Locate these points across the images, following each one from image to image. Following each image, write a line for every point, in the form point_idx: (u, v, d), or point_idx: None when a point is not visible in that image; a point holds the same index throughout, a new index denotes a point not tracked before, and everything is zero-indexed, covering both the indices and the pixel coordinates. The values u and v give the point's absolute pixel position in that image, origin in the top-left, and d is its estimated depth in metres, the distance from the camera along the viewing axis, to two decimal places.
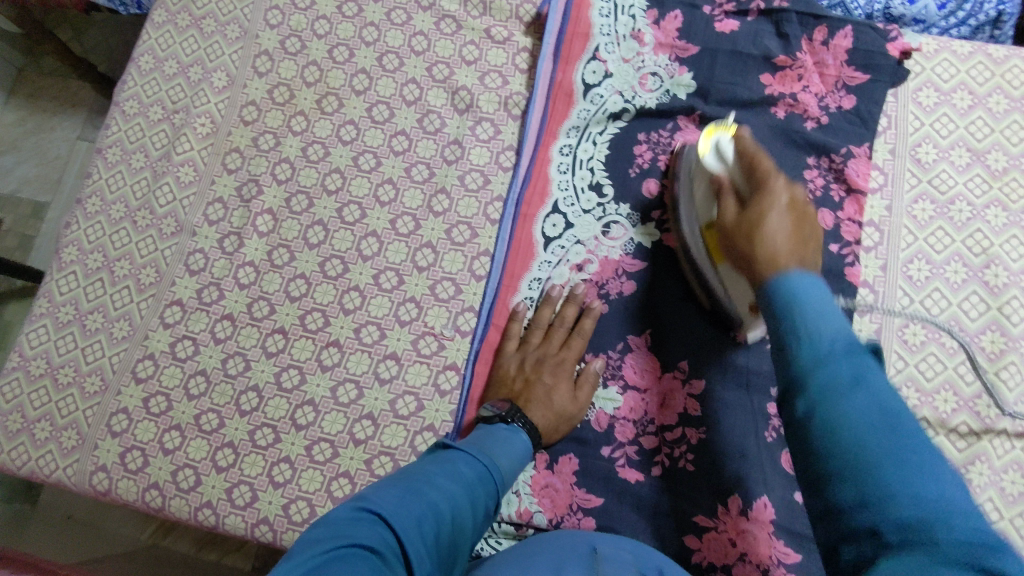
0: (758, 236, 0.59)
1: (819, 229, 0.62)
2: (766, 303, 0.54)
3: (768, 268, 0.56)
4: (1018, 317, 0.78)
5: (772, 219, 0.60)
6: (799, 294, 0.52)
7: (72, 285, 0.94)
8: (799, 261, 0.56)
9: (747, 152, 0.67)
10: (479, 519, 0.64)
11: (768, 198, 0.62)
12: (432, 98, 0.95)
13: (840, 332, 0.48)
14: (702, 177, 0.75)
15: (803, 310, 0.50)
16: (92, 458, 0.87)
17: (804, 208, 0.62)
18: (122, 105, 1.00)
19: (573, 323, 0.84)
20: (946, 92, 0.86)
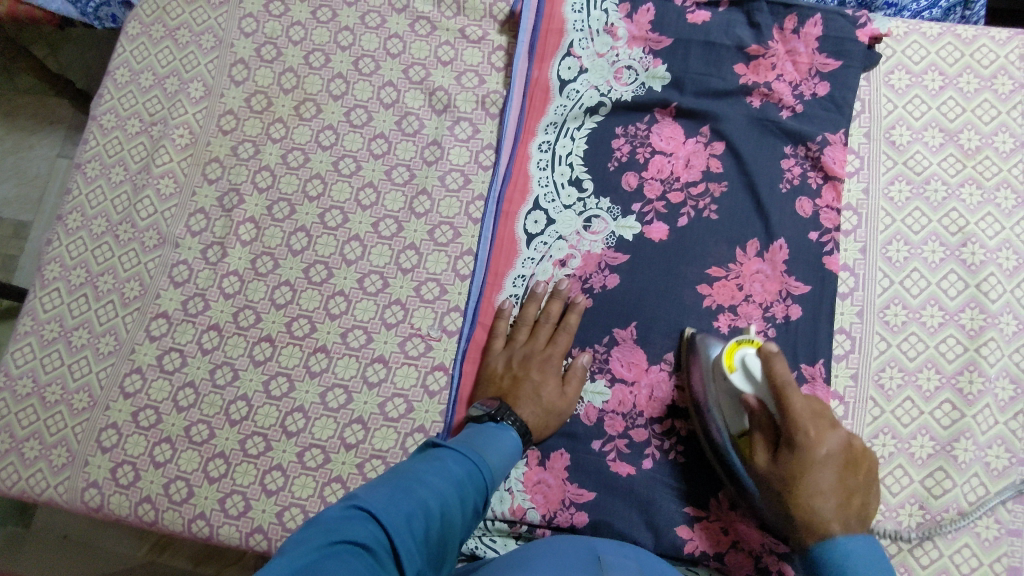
0: (817, 524, 0.63)
1: (863, 467, 0.66)
2: (814, 561, 0.63)
3: (813, 535, 0.63)
4: (997, 293, 0.79)
5: (821, 481, 0.63)
6: (847, 555, 0.61)
7: (55, 302, 0.93)
8: (844, 526, 0.63)
9: (774, 378, 0.65)
10: (469, 516, 0.64)
11: (808, 455, 0.63)
12: (410, 100, 0.95)
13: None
14: (721, 386, 0.71)
15: (852, 564, 0.61)
16: (83, 475, 0.86)
17: (847, 447, 0.65)
18: (99, 120, 1.00)
19: (558, 319, 0.84)
20: (918, 74, 0.87)
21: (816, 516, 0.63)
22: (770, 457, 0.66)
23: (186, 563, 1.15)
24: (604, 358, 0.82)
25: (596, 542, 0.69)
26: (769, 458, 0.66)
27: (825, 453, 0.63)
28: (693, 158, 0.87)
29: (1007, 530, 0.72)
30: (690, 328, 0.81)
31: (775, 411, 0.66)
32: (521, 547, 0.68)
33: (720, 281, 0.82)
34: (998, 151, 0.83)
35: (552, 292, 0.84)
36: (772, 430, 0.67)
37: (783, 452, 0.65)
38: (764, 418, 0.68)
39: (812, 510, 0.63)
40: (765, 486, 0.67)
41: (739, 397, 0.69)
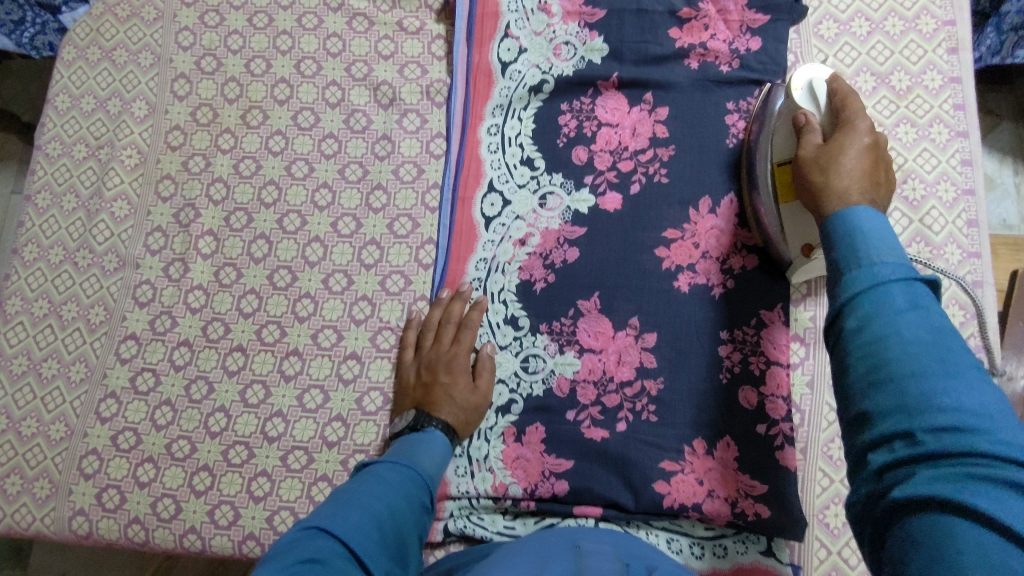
0: (835, 181, 0.60)
1: (891, 173, 0.64)
2: (829, 230, 0.57)
3: (829, 183, 0.60)
4: (939, 225, 0.82)
5: (847, 154, 0.62)
6: (864, 219, 0.54)
7: (21, 335, 0.93)
8: (866, 195, 0.59)
9: (844, 97, 0.68)
10: (418, 511, 0.69)
11: (849, 130, 0.64)
12: (355, 97, 0.96)
13: (898, 261, 0.51)
14: (787, 116, 0.75)
15: (870, 240, 0.52)
16: (68, 504, 0.86)
17: (883, 143, 0.64)
18: (44, 148, 0.99)
19: (460, 317, 0.85)
20: (845, 22, 0.89)
21: (841, 180, 0.60)
22: (820, 140, 0.66)
23: None
24: (571, 330, 0.83)
25: (579, 533, 0.68)
26: (818, 141, 0.66)
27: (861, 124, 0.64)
28: (639, 126, 0.88)
29: None
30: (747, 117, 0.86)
31: (833, 127, 0.67)
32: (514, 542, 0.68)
33: (676, 243, 0.84)
34: (928, 89, 0.86)
35: (456, 294, 0.85)
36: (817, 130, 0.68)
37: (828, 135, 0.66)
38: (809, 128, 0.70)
39: (835, 171, 0.61)
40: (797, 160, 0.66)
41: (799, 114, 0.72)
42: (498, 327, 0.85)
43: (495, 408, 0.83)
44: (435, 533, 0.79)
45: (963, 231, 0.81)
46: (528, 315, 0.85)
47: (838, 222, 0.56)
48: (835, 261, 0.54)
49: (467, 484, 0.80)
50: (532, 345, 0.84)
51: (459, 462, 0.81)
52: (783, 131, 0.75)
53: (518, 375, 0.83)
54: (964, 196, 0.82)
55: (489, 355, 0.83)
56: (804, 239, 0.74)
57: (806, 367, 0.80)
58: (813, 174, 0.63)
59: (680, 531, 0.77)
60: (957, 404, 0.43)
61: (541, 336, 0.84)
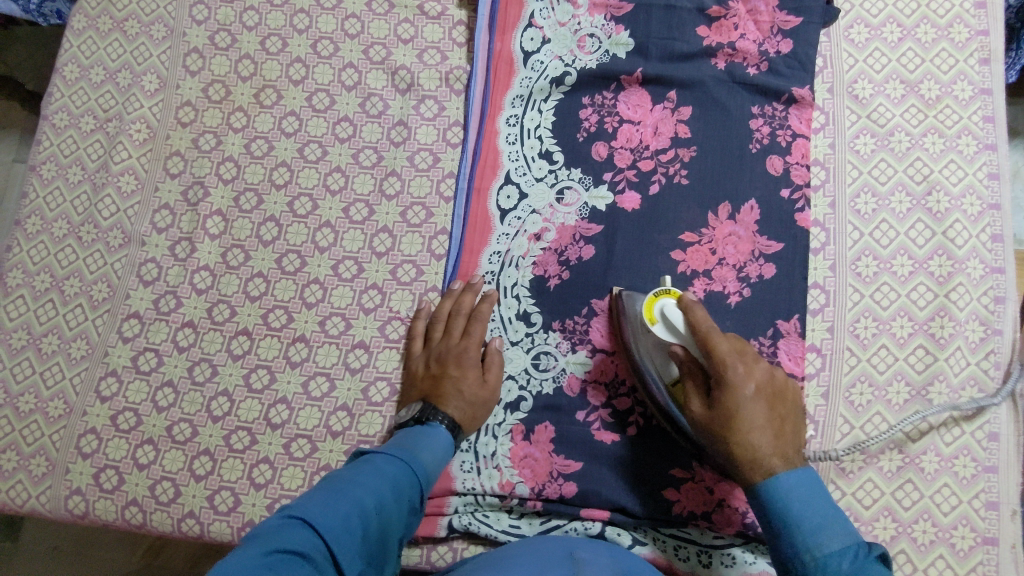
0: (758, 458, 0.66)
1: (789, 395, 0.71)
2: (764, 505, 0.65)
3: (758, 474, 0.66)
4: (963, 239, 0.80)
5: (755, 428, 0.66)
6: (798, 505, 0.63)
7: (21, 309, 0.91)
8: (783, 459, 0.66)
9: (703, 331, 0.69)
10: (405, 511, 0.67)
11: (733, 392, 0.67)
12: (372, 81, 0.94)
13: (844, 545, 0.61)
14: (652, 343, 0.75)
15: (816, 531, 0.62)
16: (65, 483, 0.85)
17: (764, 379, 0.69)
18: (51, 119, 0.96)
19: (471, 309, 0.84)
20: (877, 27, 0.88)
21: (755, 451, 0.66)
22: (703, 402, 0.69)
23: (183, 564, 1.15)
24: (584, 329, 0.82)
25: (575, 541, 0.68)
26: (701, 404, 0.69)
27: (735, 371, 0.67)
28: (660, 125, 0.86)
29: (983, 467, 0.75)
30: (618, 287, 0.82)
31: (701, 354, 0.70)
32: (507, 547, 0.69)
33: (693, 247, 0.83)
34: (957, 99, 0.84)
35: (467, 286, 0.84)
36: (702, 384, 0.70)
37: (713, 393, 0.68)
38: (691, 365, 0.71)
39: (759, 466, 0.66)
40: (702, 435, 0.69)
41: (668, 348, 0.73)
42: (510, 322, 0.84)
43: (503, 405, 0.82)
44: (438, 529, 0.78)
45: (987, 246, 0.80)
46: (541, 312, 0.84)
47: (770, 503, 0.64)
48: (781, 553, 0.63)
49: (473, 481, 0.79)
50: (544, 343, 0.83)
51: (465, 458, 0.80)
52: (653, 356, 0.75)
53: (528, 372, 0.82)
54: (989, 210, 0.81)
55: (498, 349, 0.82)
56: None
57: (822, 378, 0.79)
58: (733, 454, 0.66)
59: (688, 538, 0.76)
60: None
61: (553, 334, 0.83)
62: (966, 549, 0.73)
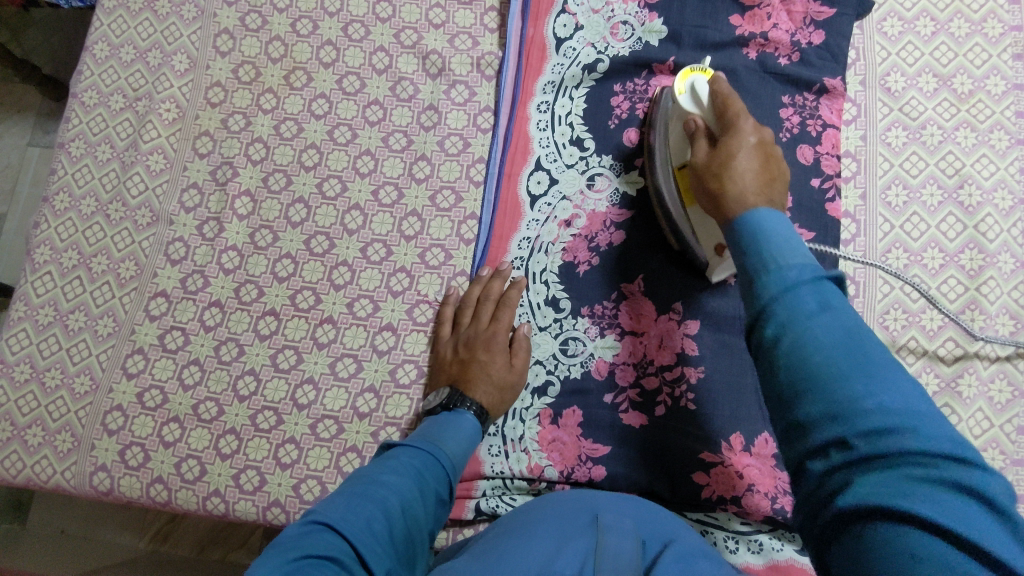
0: (736, 195, 0.60)
1: (784, 171, 0.66)
2: (738, 232, 0.57)
3: (734, 201, 0.59)
4: (994, 233, 0.80)
5: (740, 157, 0.63)
6: (772, 232, 0.54)
7: (48, 285, 0.91)
8: (765, 198, 0.59)
9: (721, 95, 0.69)
10: (432, 505, 0.66)
11: (738, 137, 0.65)
12: (403, 65, 0.94)
13: (805, 262, 0.51)
14: (677, 118, 0.75)
15: (780, 246, 0.52)
16: (90, 459, 0.85)
17: (767, 139, 0.66)
18: (80, 97, 0.96)
19: (500, 295, 0.84)
20: (909, 21, 0.88)
21: (740, 188, 0.60)
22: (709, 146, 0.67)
23: (191, 549, 1.15)
24: (612, 314, 0.82)
25: (597, 498, 0.67)
26: (705, 147, 0.68)
27: (746, 131, 0.65)
28: None
29: (1012, 460, 0.75)
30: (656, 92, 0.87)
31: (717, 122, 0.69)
32: (530, 503, 0.68)
33: None
34: (990, 94, 0.84)
35: (495, 274, 0.84)
36: (707, 135, 0.69)
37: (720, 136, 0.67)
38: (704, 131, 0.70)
39: (731, 188, 0.61)
40: (695, 170, 0.66)
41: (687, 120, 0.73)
42: (539, 308, 0.84)
43: (531, 389, 0.82)
44: (465, 511, 0.78)
45: (1017, 240, 0.80)
46: (570, 298, 0.84)
47: (744, 233, 0.56)
48: (749, 269, 0.53)
49: (501, 464, 0.79)
50: (573, 328, 0.83)
51: (493, 441, 0.80)
52: (674, 126, 0.76)
53: (556, 356, 0.82)
54: (1020, 204, 0.81)
55: (526, 336, 0.82)
56: (714, 242, 0.75)
57: None
58: (715, 187, 0.62)
59: (714, 524, 0.76)
60: (881, 402, 0.42)
61: (582, 318, 0.83)
62: None
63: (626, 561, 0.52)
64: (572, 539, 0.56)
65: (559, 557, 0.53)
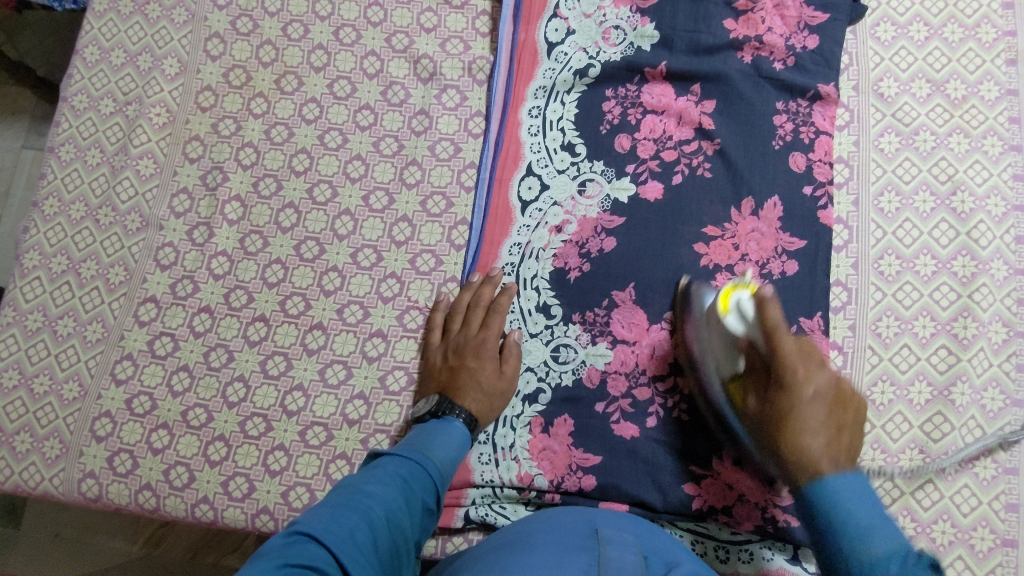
0: (807, 463, 0.60)
1: (852, 408, 0.65)
2: (809, 507, 0.59)
3: (806, 476, 0.60)
4: (987, 239, 0.80)
5: (813, 438, 0.61)
6: (847, 506, 0.57)
7: (37, 291, 0.90)
8: (833, 462, 0.59)
9: (767, 326, 0.66)
10: (418, 514, 0.66)
11: (795, 390, 0.63)
12: (394, 69, 0.93)
13: (890, 548, 0.54)
14: (713, 322, 0.74)
15: (863, 534, 0.55)
16: (78, 466, 0.84)
17: (833, 383, 0.64)
18: (70, 101, 0.96)
19: (489, 301, 0.83)
20: (903, 26, 0.88)
21: (812, 462, 0.60)
22: (760, 402, 0.67)
23: (185, 553, 1.15)
24: (604, 322, 0.82)
25: (595, 515, 0.66)
26: (757, 402, 0.67)
27: (802, 375, 0.63)
28: (685, 116, 0.86)
29: (1003, 468, 0.74)
30: (685, 279, 0.81)
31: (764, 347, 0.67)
32: (524, 520, 0.68)
33: (716, 241, 0.82)
34: (984, 100, 0.84)
35: (486, 280, 0.84)
36: (762, 378, 0.68)
37: (771, 390, 0.65)
38: (754, 351, 0.69)
39: (800, 449, 0.61)
40: (758, 426, 0.66)
41: (735, 338, 0.71)
42: (530, 315, 0.84)
43: (521, 396, 0.82)
44: (455, 519, 0.78)
45: (1011, 247, 0.80)
46: (561, 304, 0.83)
47: (816, 501, 0.58)
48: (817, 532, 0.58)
49: (491, 473, 0.78)
50: (563, 335, 0.82)
51: (483, 450, 0.79)
52: (716, 347, 0.74)
53: (547, 364, 0.82)
54: (1014, 211, 0.81)
55: (516, 342, 0.81)
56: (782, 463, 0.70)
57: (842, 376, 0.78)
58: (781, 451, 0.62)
59: (705, 533, 0.75)
60: None
61: (573, 325, 0.82)
62: (985, 550, 0.72)
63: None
64: (572, 555, 0.55)
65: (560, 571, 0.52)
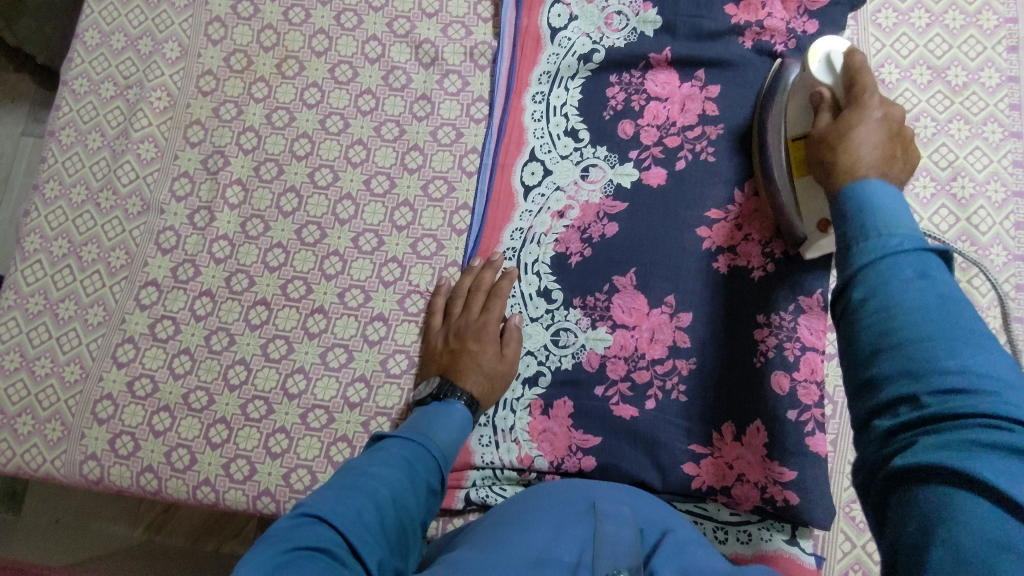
0: (855, 164, 0.57)
1: (909, 147, 0.61)
2: (841, 212, 0.52)
3: (846, 176, 0.56)
4: (986, 226, 0.80)
5: (858, 135, 0.59)
6: (879, 199, 0.50)
7: (38, 274, 0.90)
8: (880, 172, 0.56)
9: (854, 68, 0.65)
10: (424, 495, 0.66)
11: (862, 112, 0.61)
12: (395, 54, 0.93)
13: (910, 232, 0.47)
14: (800, 95, 0.73)
15: (875, 210, 0.49)
16: (80, 448, 0.84)
17: (898, 122, 0.61)
18: (71, 85, 0.96)
19: (491, 285, 0.84)
20: (904, 13, 0.88)
21: (854, 163, 0.57)
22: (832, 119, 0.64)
23: (186, 539, 1.15)
24: (605, 306, 0.82)
25: (593, 489, 0.66)
26: (829, 121, 0.64)
27: (872, 104, 0.61)
28: (688, 102, 0.86)
29: None
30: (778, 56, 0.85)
31: (844, 94, 0.65)
32: (523, 493, 0.68)
33: (718, 222, 0.82)
34: (984, 86, 0.84)
35: (486, 265, 0.84)
36: (829, 113, 0.65)
37: (841, 114, 0.63)
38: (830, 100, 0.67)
39: (850, 154, 0.57)
40: (812, 141, 0.64)
41: (813, 88, 0.70)
42: (531, 299, 0.84)
43: (522, 379, 0.82)
44: (455, 501, 0.78)
45: (1011, 233, 0.80)
46: (562, 289, 0.84)
47: (850, 210, 0.51)
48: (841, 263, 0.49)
49: (491, 455, 0.79)
50: (564, 319, 0.83)
51: (484, 432, 0.80)
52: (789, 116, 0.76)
53: (547, 347, 0.82)
54: (1014, 197, 0.81)
55: (517, 326, 0.82)
56: (817, 217, 0.73)
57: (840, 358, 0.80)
58: (830, 156, 0.59)
59: (703, 514, 0.76)
60: (962, 363, 0.40)
61: (573, 309, 0.83)
62: None
63: (626, 549, 0.51)
64: (564, 533, 0.55)
65: (552, 550, 0.52)
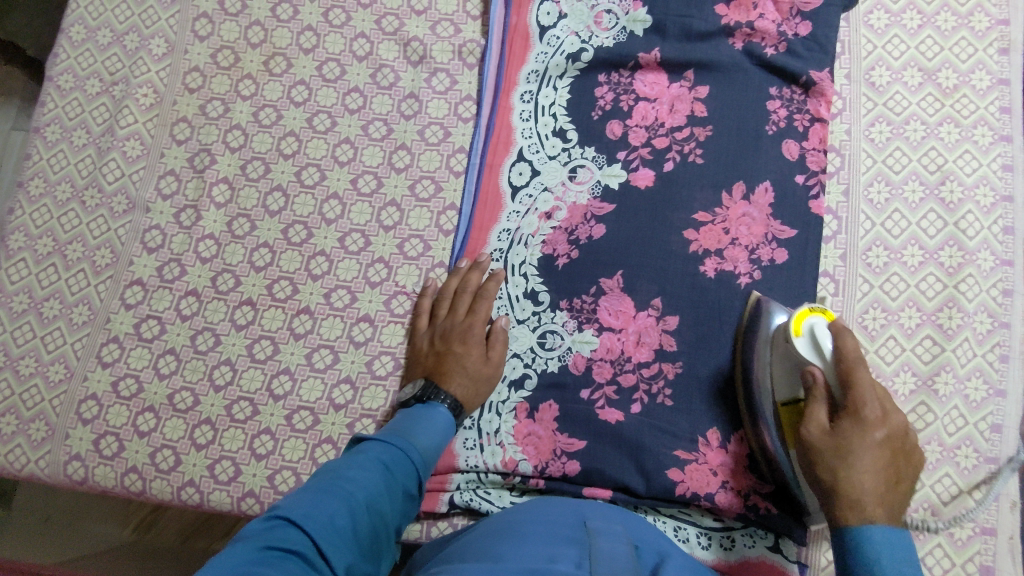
0: (857, 502, 0.61)
1: (909, 455, 0.66)
2: (843, 547, 0.60)
3: (851, 514, 0.61)
4: (974, 231, 0.80)
5: (861, 462, 0.62)
6: (876, 541, 0.58)
7: (23, 272, 0.90)
8: (886, 515, 0.60)
9: (849, 359, 0.66)
10: (400, 500, 0.66)
11: (864, 433, 0.64)
12: (383, 52, 0.92)
13: (907, 575, 0.56)
14: (786, 358, 0.71)
15: (884, 565, 0.57)
16: (64, 448, 0.84)
17: (896, 432, 0.65)
18: (56, 80, 0.95)
19: (477, 287, 0.83)
20: (896, 14, 0.87)
21: (856, 500, 0.61)
22: (827, 418, 0.66)
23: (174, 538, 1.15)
24: (592, 309, 0.82)
25: (583, 508, 0.67)
26: (822, 425, 0.66)
27: (874, 421, 0.64)
28: (677, 103, 0.86)
29: (985, 458, 0.75)
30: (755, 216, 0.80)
31: (840, 394, 0.67)
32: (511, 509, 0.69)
33: (706, 226, 0.82)
34: (975, 89, 0.84)
35: (473, 266, 0.84)
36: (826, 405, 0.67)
37: (840, 420, 0.65)
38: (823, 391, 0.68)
39: (853, 492, 0.61)
40: (810, 447, 0.65)
41: (804, 364, 0.69)
42: (517, 301, 0.83)
43: (508, 382, 0.82)
44: (439, 505, 0.78)
45: (998, 238, 0.80)
46: (549, 291, 0.83)
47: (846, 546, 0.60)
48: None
49: (476, 458, 0.79)
50: (550, 322, 0.82)
51: (468, 435, 0.80)
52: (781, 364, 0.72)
53: (533, 350, 0.82)
54: (1002, 202, 0.80)
55: (503, 329, 0.81)
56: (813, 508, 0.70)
57: None
58: (832, 480, 0.63)
59: (688, 520, 0.76)
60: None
61: (560, 312, 0.82)
62: (964, 538, 0.73)
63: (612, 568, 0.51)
64: (563, 547, 0.56)
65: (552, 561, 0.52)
